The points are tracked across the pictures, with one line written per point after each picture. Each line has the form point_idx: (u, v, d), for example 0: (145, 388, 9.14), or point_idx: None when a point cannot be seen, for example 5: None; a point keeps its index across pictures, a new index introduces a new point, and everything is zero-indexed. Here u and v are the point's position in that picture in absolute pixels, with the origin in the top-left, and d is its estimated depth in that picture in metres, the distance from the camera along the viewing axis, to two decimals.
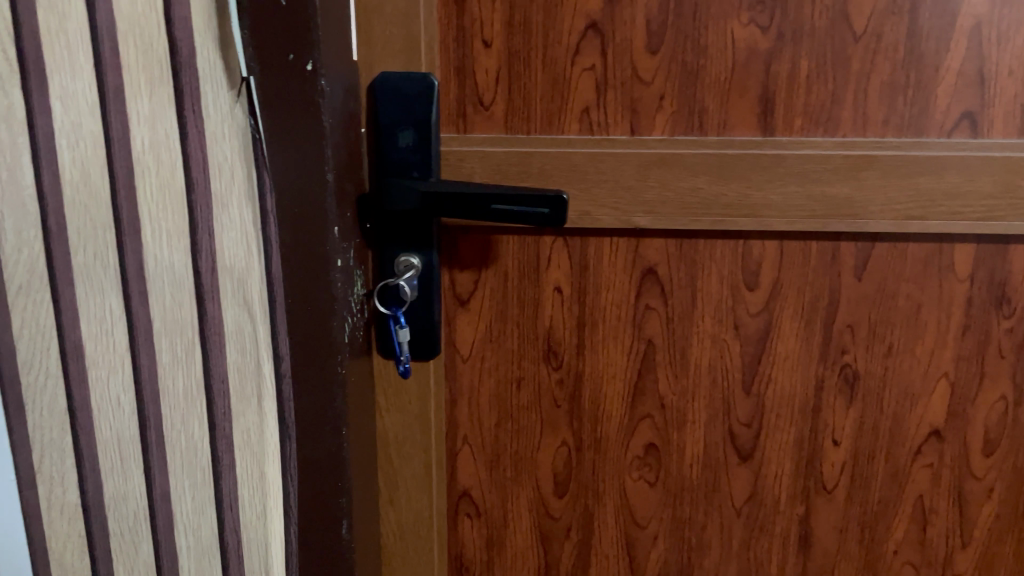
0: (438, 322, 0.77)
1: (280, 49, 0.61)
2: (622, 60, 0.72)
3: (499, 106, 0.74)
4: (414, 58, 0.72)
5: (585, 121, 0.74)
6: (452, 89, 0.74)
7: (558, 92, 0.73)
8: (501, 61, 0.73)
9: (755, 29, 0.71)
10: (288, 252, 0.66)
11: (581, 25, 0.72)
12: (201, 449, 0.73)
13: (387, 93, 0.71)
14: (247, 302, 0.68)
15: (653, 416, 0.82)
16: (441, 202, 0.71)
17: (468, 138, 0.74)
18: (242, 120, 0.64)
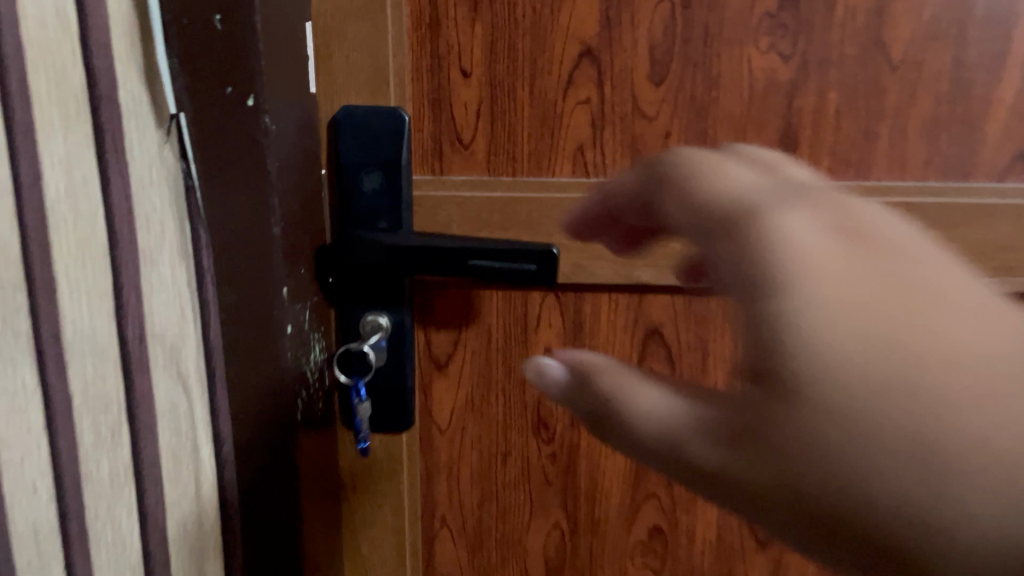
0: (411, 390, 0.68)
1: (217, 80, 0.52)
2: (622, 93, 0.63)
3: (481, 143, 0.64)
4: (381, 90, 0.62)
5: (579, 161, 0.64)
6: (425, 124, 0.64)
7: (549, 127, 0.63)
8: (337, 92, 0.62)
9: (776, 56, 0.61)
10: (234, 313, 0.57)
11: (574, 51, 0.62)
12: (131, 549, 0.58)
13: (353, 130, 0.62)
14: (183, 373, 0.58)
15: (659, 496, 0.72)
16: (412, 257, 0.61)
17: (446, 183, 0.65)
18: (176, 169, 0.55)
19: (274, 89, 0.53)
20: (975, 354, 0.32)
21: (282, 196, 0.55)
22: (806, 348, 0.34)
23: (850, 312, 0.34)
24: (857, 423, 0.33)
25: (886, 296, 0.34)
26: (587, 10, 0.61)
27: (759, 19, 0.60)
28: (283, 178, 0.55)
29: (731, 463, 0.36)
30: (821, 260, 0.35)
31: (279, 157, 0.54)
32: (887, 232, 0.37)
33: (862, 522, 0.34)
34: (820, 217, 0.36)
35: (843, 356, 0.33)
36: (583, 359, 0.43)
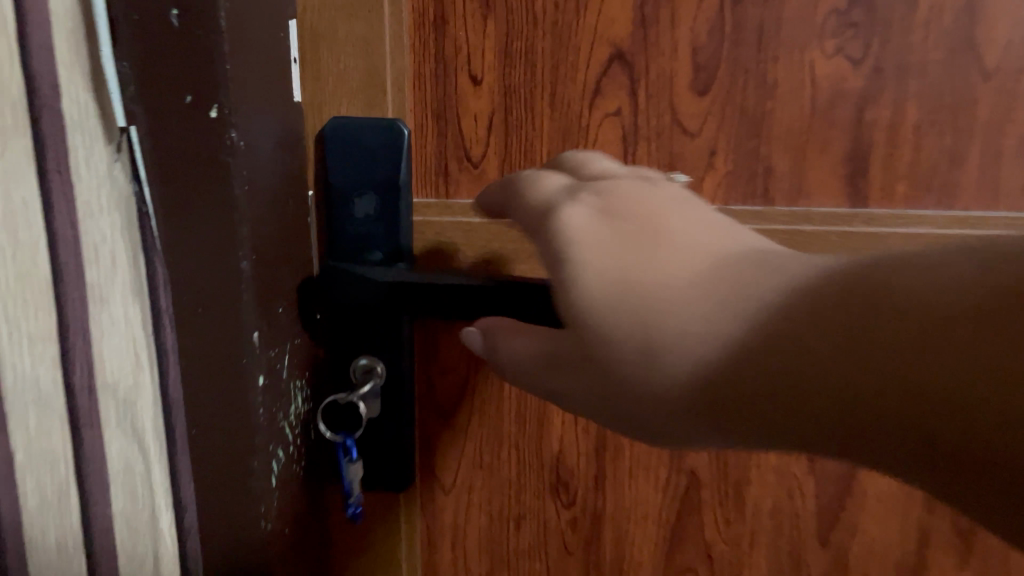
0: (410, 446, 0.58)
1: (173, 88, 0.44)
2: (659, 103, 0.53)
3: (493, 162, 0.55)
4: (377, 100, 0.53)
5: None
6: (429, 138, 0.55)
7: (572, 144, 0.54)
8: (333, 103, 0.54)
9: (843, 61, 0.51)
10: (194, 362, 0.48)
11: (603, 54, 0.53)
12: None
13: (343, 146, 0.53)
14: (139, 431, 0.50)
15: (696, 570, 0.62)
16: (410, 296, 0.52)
17: (452, 208, 0.56)
18: (129, 198, 0.47)
19: (245, 98, 0.45)
20: (677, 286, 0.32)
21: (253, 225, 0.46)
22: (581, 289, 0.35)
23: (636, 274, 0.33)
24: (619, 349, 0.33)
25: (626, 242, 0.35)
26: (619, 6, 0.52)
27: (824, 17, 0.51)
28: (255, 205, 0.47)
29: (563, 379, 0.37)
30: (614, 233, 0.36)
31: (249, 180, 0.45)
32: (685, 214, 0.36)
33: (847, 421, 0.27)
34: (618, 212, 0.37)
35: (687, 311, 0.32)
36: (492, 322, 0.43)
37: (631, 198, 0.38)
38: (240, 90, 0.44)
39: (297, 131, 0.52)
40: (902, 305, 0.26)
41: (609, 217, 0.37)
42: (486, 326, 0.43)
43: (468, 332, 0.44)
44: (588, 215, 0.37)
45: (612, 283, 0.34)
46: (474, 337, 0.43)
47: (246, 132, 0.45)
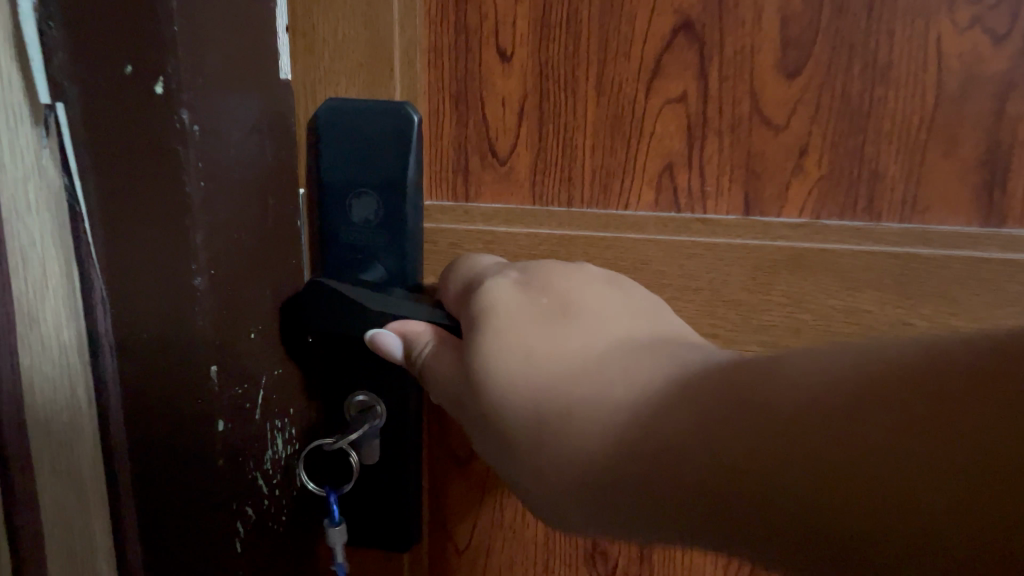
0: (415, 498, 0.49)
1: (111, 57, 0.34)
2: (736, 88, 0.41)
3: (524, 157, 0.44)
4: (381, 79, 0.43)
5: (667, 188, 0.43)
6: (447, 128, 0.44)
7: (623, 137, 0.43)
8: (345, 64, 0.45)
9: (984, 35, 0.38)
10: (148, 392, 0.39)
11: (665, 24, 0.41)
12: None
13: (339, 134, 0.43)
14: (79, 483, 0.39)
15: None
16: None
17: (470, 213, 0.45)
18: (62, 200, 0.37)
19: (205, 73, 0.35)
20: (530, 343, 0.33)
21: (212, 235, 0.36)
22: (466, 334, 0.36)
23: (508, 336, 0.33)
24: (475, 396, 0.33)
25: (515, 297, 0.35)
26: None
27: None
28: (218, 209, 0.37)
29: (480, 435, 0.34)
30: (547, 326, 0.33)
31: (208, 177, 0.36)
32: (607, 306, 0.35)
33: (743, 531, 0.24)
34: (546, 291, 0.36)
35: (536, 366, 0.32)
36: (412, 333, 0.39)
37: (555, 277, 0.37)
38: (193, 61, 0.34)
39: (282, 116, 0.42)
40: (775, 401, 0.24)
41: (535, 297, 0.35)
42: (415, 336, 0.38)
43: (381, 334, 0.39)
44: (519, 297, 0.35)
45: (532, 379, 0.31)
46: (391, 342, 0.39)
47: (205, 117, 0.35)
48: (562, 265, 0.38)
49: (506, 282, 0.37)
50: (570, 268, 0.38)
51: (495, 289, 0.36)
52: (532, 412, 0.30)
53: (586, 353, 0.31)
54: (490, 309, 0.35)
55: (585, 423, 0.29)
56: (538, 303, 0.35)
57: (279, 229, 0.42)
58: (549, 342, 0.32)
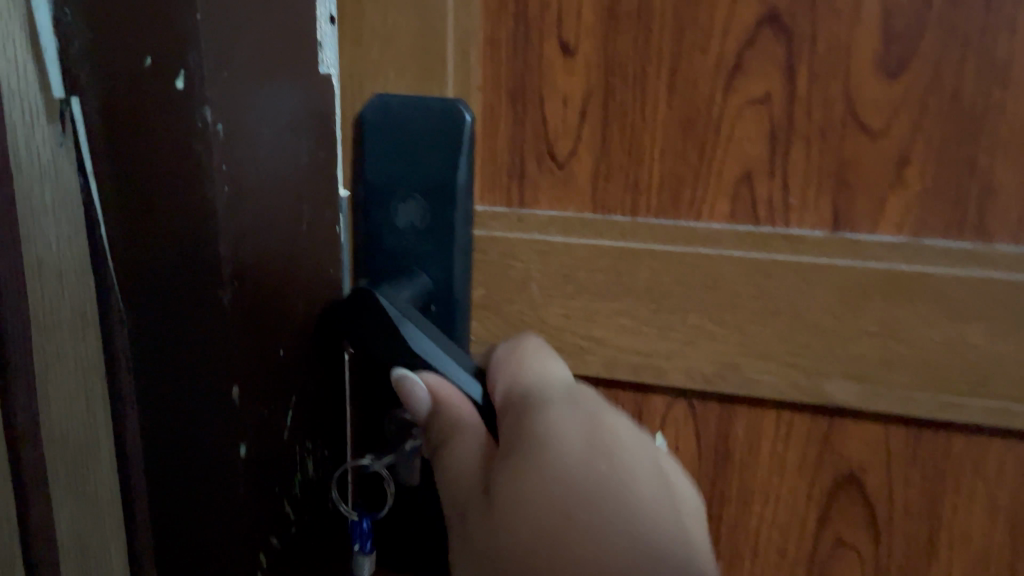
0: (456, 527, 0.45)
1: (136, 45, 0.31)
2: (827, 88, 0.37)
3: (585, 161, 0.40)
4: (431, 73, 0.39)
5: (744, 199, 0.39)
6: (502, 127, 0.40)
7: (696, 141, 0.39)
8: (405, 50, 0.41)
9: None
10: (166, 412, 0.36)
11: (748, 15, 0.37)
12: None
13: (386, 133, 0.39)
14: (92, 516, 0.36)
15: None
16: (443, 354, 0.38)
17: (524, 220, 0.41)
18: (77, 211, 0.34)
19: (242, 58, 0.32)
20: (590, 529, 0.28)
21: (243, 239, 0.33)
22: (509, 477, 0.30)
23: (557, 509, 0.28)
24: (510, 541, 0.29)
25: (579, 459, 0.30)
26: None
27: None
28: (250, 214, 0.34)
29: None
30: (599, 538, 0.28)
31: (232, 179, 0.32)
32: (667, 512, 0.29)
33: None
34: (610, 463, 0.30)
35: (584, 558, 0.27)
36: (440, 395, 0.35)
37: (623, 450, 0.31)
38: (220, 47, 0.31)
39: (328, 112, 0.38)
40: None
41: (595, 475, 0.29)
42: (446, 406, 0.35)
43: (409, 378, 0.35)
44: (574, 463, 0.30)
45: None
46: (419, 392, 0.35)
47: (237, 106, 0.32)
48: (629, 431, 0.32)
49: (573, 429, 0.31)
50: (639, 440, 0.32)
51: (553, 436, 0.30)
52: None
53: None
54: (545, 460, 0.30)
55: None
56: (600, 480, 0.29)
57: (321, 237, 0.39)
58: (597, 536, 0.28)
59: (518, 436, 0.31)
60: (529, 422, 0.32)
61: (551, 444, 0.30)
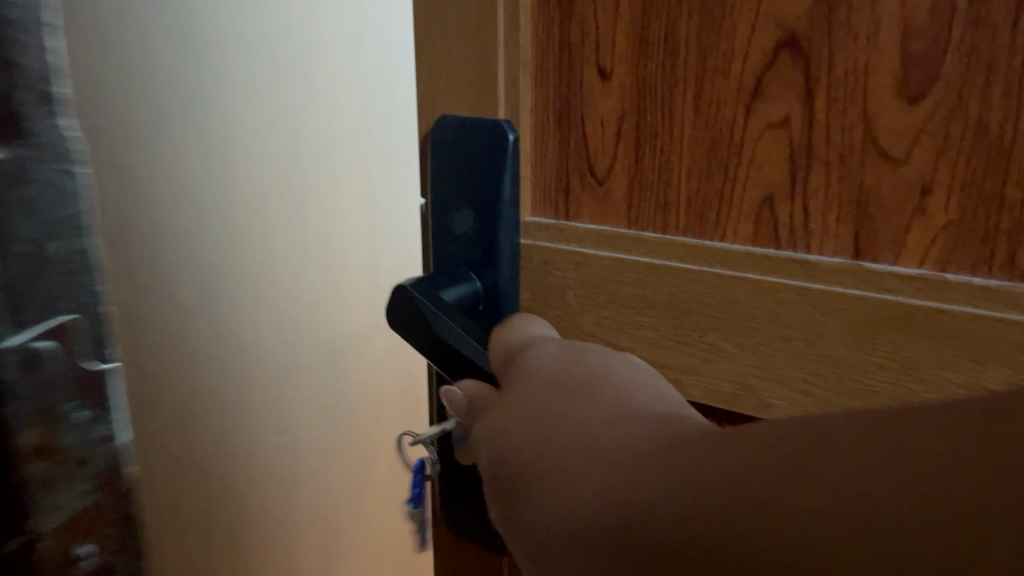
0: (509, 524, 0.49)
1: None
2: (846, 111, 0.36)
3: (621, 179, 0.42)
4: (486, 96, 0.44)
5: (766, 221, 0.39)
6: (550, 145, 0.44)
7: (719, 163, 0.39)
8: (47, 88, 0.59)
9: None
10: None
11: (766, 39, 0.37)
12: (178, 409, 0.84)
13: (447, 147, 0.46)
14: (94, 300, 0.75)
15: None
16: (474, 343, 0.44)
17: (565, 232, 0.44)
18: None
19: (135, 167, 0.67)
20: (571, 410, 0.34)
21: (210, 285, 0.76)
22: (516, 408, 0.36)
23: (549, 407, 0.35)
24: (515, 449, 0.35)
25: (560, 374, 0.36)
26: None
27: None
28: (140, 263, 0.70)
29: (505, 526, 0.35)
30: (564, 435, 0.32)
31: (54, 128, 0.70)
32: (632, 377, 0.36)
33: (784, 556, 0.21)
34: (582, 368, 0.37)
35: (570, 423, 0.33)
36: (481, 384, 0.41)
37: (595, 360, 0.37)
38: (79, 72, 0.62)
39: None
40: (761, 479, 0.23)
41: (575, 375, 0.36)
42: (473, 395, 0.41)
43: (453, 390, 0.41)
44: (558, 376, 0.36)
45: (556, 440, 0.33)
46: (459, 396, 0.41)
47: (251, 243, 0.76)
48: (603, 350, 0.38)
49: (553, 362, 0.38)
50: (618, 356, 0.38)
51: (542, 364, 0.38)
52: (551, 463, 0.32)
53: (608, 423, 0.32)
54: (535, 384, 0.37)
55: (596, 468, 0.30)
56: (581, 377, 0.36)
57: (266, 282, 0.81)
58: (577, 405, 0.34)
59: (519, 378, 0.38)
60: (526, 366, 0.38)
61: (544, 374, 0.37)
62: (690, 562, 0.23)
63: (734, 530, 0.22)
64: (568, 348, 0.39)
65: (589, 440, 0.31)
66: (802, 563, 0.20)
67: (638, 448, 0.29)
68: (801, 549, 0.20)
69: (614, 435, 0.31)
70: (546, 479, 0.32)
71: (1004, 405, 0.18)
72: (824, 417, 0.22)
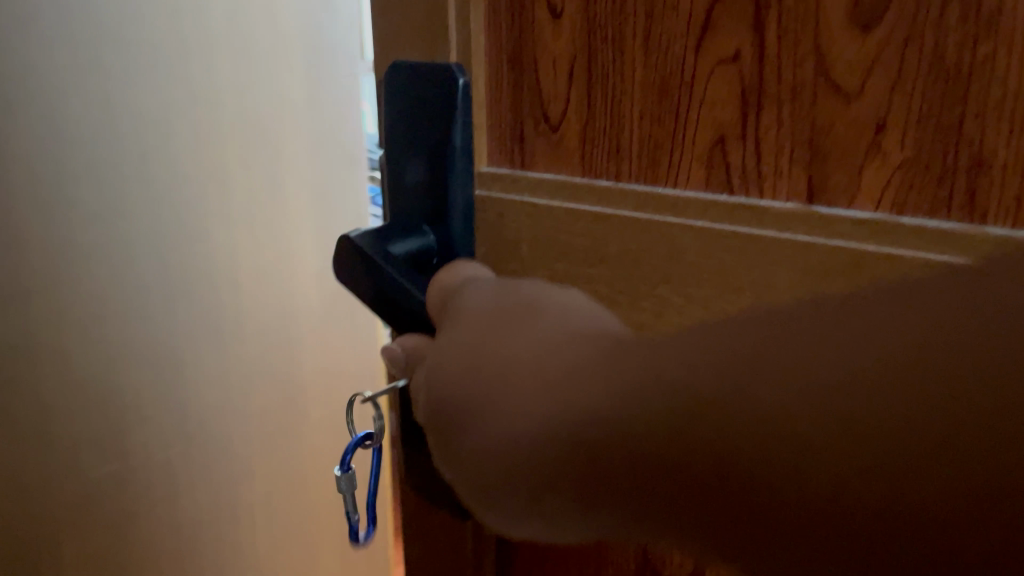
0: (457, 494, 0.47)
1: None
2: (798, 44, 0.33)
3: (574, 125, 0.40)
4: (440, 39, 0.42)
5: (717, 166, 0.37)
6: (504, 91, 0.42)
7: (670, 104, 0.37)
8: None
9: None
10: None
11: None
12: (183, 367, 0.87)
13: (399, 94, 0.44)
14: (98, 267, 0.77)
15: None
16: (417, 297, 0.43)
17: (520, 182, 0.43)
18: None
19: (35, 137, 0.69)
20: (496, 342, 0.34)
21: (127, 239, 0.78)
22: (444, 350, 0.36)
23: (473, 340, 0.35)
24: (448, 389, 0.35)
25: (484, 308, 0.36)
26: None
27: None
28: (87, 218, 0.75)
29: (456, 466, 0.36)
30: (506, 373, 0.32)
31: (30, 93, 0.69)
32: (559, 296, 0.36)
33: (852, 459, 0.22)
34: (505, 295, 0.36)
35: (499, 351, 0.33)
36: (420, 338, 0.41)
37: (520, 284, 0.37)
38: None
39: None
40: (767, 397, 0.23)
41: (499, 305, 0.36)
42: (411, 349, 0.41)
43: (392, 347, 0.42)
44: (481, 309, 0.36)
45: (491, 371, 0.33)
46: (397, 353, 0.41)
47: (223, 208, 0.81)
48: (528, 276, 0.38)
49: (477, 296, 0.38)
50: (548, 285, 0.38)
51: (467, 302, 0.38)
52: (491, 396, 0.33)
53: (543, 341, 0.32)
54: (461, 321, 0.37)
55: (537, 393, 0.31)
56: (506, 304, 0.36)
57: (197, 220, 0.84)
58: (502, 331, 0.34)
59: (450, 319, 0.38)
60: (452, 306, 0.38)
61: (471, 309, 0.37)
62: (741, 464, 0.24)
63: (806, 441, 0.22)
64: (493, 281, 0.39)
65: (524, 367, 0.32)
66: (870, 445, 0.21)
67: (560, 379, 0.30)
68: (893, 447, 0.21)
69: (546, 359, 0.32)
70: (481, 416, 0.33)
71: (975, 275, 0.21)
72: (815, 328, 0.23)
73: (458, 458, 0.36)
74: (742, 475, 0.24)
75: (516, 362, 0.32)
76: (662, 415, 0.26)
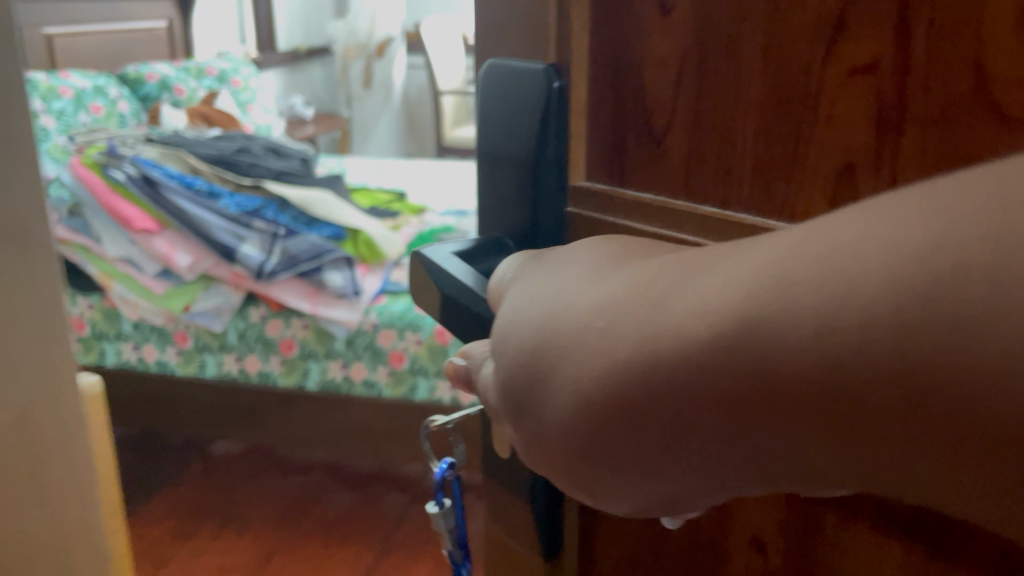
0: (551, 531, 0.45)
1: None
2: (954, 52, 0.28)
3: (679, 141, 0.36)
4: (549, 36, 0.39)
5: (842, 195, 0.32)
6: (605, 97, 0.39)
7: (792, 121, 0.32)
8: None
9: None
10: None
11: None
12: None
13: (494, 97, 0.42)
14: None
15: None
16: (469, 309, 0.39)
17: (617, 204, 0.39)
18: None
19: None
20: (592, 302, 0.29)
21: None
22: (517, 332, 0.31)
23: (562, 311, 0.29)
24: (533, 369, 0.29)
25: (568, 278, 0.31)
26: None
27: None
28: None
29: (548, 469, 0.30)
30: (577, 333, 0.28)
31: None
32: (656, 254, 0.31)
33: None
34: (595, 261, 0.32)
35: (598, 310, 0.28)
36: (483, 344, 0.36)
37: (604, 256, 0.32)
38: None
39: None
40: (953, 373, 0.19)
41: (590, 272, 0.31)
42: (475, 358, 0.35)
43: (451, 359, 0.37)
44: (565, 283, 0.31)
45: (592, 327, 0.28)
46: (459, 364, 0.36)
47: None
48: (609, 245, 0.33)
49: (552, 275, 0.32)
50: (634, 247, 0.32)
51: (544, 279, 0.32)
52: (594, 355, 0.27)
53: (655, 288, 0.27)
54: (539, 295, 0.31)
55: (654, 346, 0.25)
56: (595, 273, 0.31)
57: None
58: (601, 291, 0.29)
59: (518, 301, 0.32)
60: (523, 286, 0.33)
61: (549, 286, 0.32)
62: (921, 440, 0.20)
63: (966, 407, 0.19)
64: (571, 257, 0.33)
65: (637, 318, 0.26)
66: None
67: (687, 335, 0.25)
68: None
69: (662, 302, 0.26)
70: (578, 388, 0.28)
71: None
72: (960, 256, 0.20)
73: (550, 458, 0.29)
74: (879, 437, 0.21)
75: (623, 313, 0.27)
76: (815, 399, 0.22)
